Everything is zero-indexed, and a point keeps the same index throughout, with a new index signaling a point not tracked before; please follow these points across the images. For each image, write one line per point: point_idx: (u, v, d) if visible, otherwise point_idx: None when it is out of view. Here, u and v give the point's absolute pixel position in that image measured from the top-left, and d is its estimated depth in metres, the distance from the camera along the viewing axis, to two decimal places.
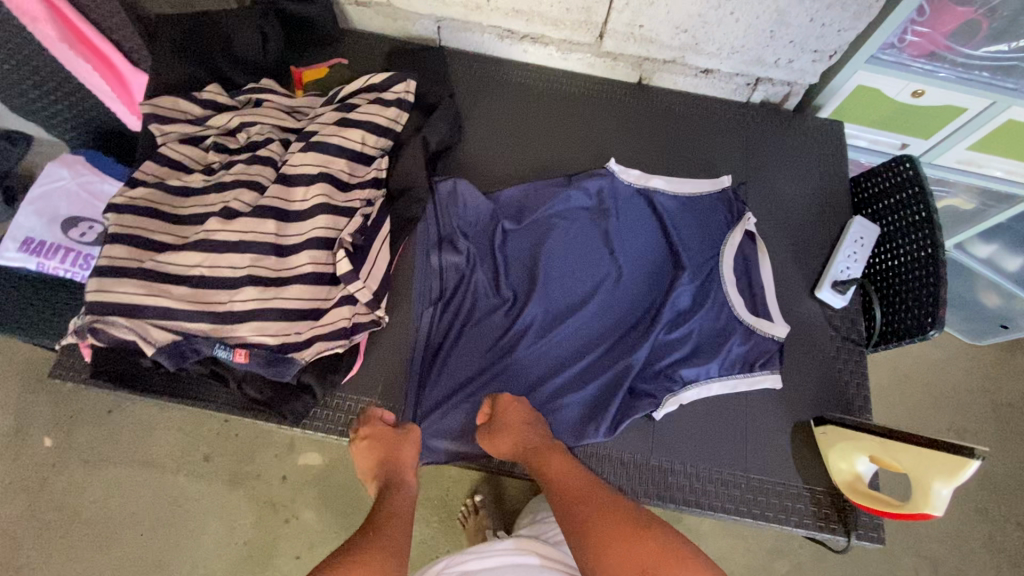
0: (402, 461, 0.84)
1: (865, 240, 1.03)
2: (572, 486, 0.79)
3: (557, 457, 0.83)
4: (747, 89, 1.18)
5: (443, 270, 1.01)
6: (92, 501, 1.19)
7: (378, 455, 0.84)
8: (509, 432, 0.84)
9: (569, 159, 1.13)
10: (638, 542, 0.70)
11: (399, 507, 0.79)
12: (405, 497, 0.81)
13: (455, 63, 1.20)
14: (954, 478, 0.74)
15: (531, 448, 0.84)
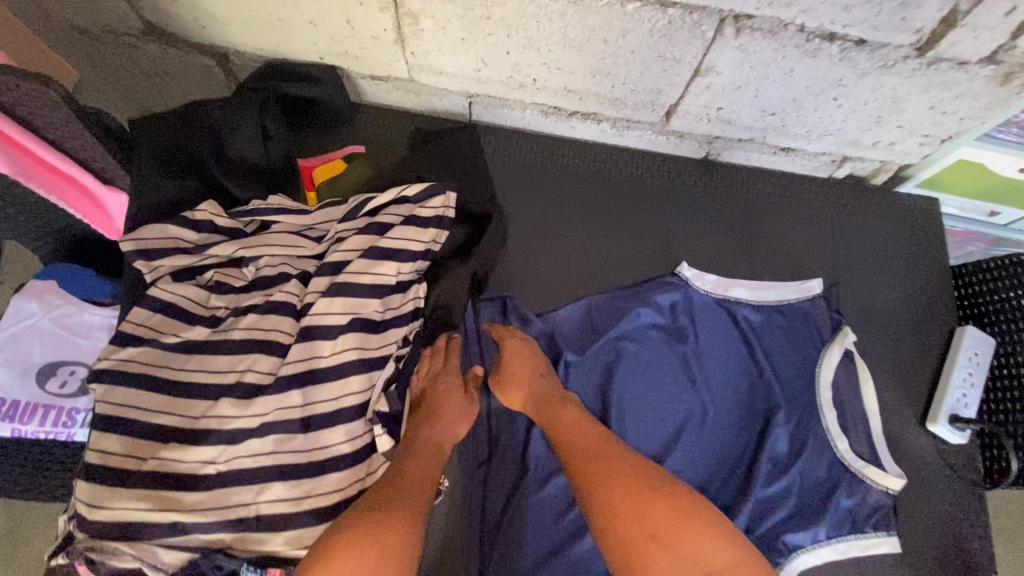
0: (453, 414, 0.81)
1: (981, 356, 0.91)
2: (576, 442, 0.72)
3: (559, 410, 0.78)
4: (832, 166, 1.01)
5: (496, 414, 0.88)
6: None
7: (436, 400, 0.82)
8: (517, 380, 0.83)
9: (633, 264, 0.97)
10: (644, 500, 0.62)
11: (427, 451, 0.75)
12: (437, 444, 0.77)
13: (491, 145, 1.02)
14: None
15: (542, 398, 0.81)
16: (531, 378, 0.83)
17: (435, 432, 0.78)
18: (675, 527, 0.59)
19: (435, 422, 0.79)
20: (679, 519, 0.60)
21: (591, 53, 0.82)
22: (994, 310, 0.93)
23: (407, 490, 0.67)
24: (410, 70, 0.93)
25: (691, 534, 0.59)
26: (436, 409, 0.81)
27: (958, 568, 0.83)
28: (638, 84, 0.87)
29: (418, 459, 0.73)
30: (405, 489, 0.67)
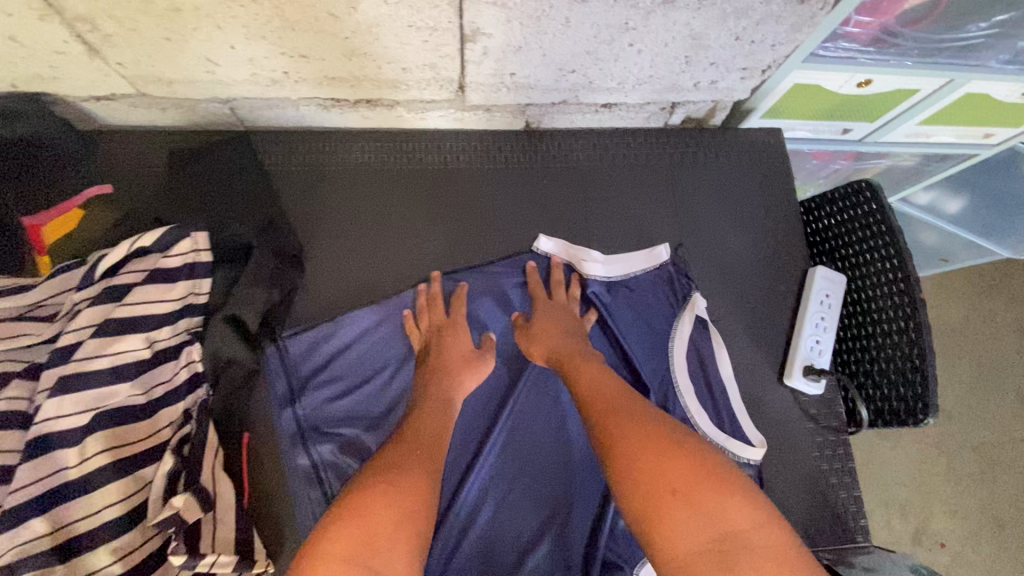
0: (463, 368, 0.77)
1: (833, 297, 0.85)
2: (597, 394, 0.66)
3: (584, 363, 0.71)
4: (663, 114, 0.91)
5: (329, 464, 0.74)
6: None
7: (448, 353, 0.77)
8: (541, 337, 0.78)
9: (461, 265, 0.86)
10: (669, 458, 0.53)
11: (434, 404, 0.73)
12: (448, 395, 0.74)
13: (274, 154, 0.86)
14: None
15: (563, 351, 0.75)
16: (558, 336, 0.77)
17: (447, 386, 0.75)
18: (695, 486, 0.50)
19: (446, 374, 0.75)
20: (702, 478, 0.50)
21: (332, 34, 0.67)
22: (843, 244, 0.88)
23: (419, 458, 0.64)
24: (134, 83, 0.75)
25: (713, 493, 0.49)
26: (446, 358, 0.76)
27: (831, 523, 0.80)
28: (407, 61, 0.72)
29: (429, 418, 0.71)
30: (420, 453, 0.64)
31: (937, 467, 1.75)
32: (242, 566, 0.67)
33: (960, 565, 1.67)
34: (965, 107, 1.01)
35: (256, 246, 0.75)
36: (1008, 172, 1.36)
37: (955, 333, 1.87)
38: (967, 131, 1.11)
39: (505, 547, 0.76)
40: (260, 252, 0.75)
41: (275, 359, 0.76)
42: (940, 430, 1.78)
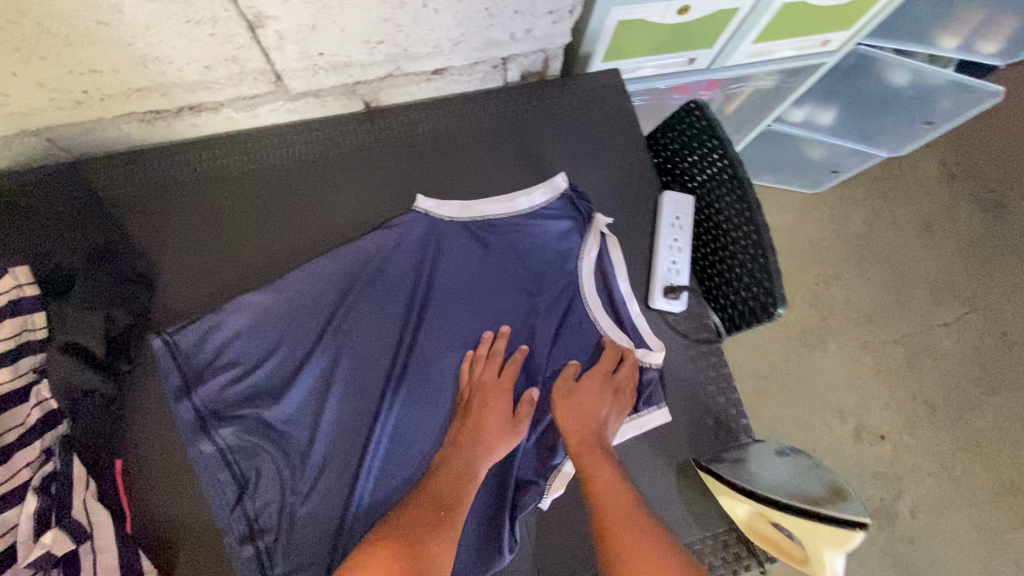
0: (497, 429, 0.77)
1: (683, 218, 0.89)
2: (605, 497, 0.67)
3: (605, 468, 0.71)
4: (497, 73, 0.93)
5: (234, 446, 0.75)
6: None
7: (483, 413, 0.78)
8: (580, 407, 0.77)
9: (316, 250, 0.85)
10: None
11: (456, 474, 0.73)
12: (471, 468, 0.74)
13: (110, 180, 0.84)
14: (842, 542, 0.68)
15: (592, 438, 0.74)
16: (580, 421, 0.76)
17: (473, 455, 0.75)
18: None
19: (480, 435, 0.76)
20: None
21: (114, 43, 0.66)
22: (688, 166, 0.92)
23: (442, 520, 0.66)
24: None
25: None
26: (484, 423, 0.77)
27: (715, 429, 0.83)
28: (206, 58, 0.72)
29: (449, 479, 0.72)
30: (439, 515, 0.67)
31: (865, 366, 1.85)
32: None
33: (901, 451, 1.79)
34: (789, 19, 1.06)
35: (82, 278, 0.72)
36: (864, 76, 1.43)
37: (860, 239, 1.98)
38: (805, 42, 1.17)
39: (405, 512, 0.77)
40: (87, 280, 0.73)
41: (166, 357, 0.76)
42: (861, 331, 1.89)
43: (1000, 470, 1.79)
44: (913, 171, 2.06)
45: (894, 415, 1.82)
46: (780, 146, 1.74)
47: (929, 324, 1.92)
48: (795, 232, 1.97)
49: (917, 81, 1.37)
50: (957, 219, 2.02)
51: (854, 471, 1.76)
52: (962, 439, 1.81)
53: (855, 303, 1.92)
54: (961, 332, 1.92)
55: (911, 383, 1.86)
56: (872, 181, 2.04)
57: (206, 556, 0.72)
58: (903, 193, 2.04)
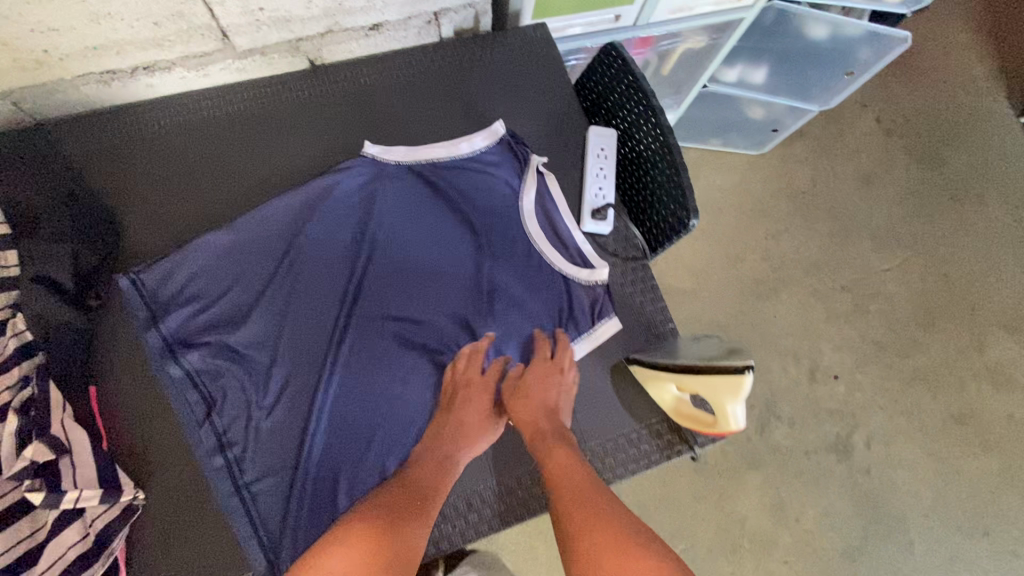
0: (478, 422, 0.83)
1: (607, 148, 0.98)
2: (570, 482, 0.75)
3: (559, 449, 0.79)
4: (431, 28, 1.02)
5: (200, 369, 0.81)
6: None
7: (463, 409, 0.83)
8: (526, 406, 0.83)
9: (270, 193, 0.92)
10: (625, 553, 0.65)
11: (434, 465, 0.79)
12: (449, 458, 0.80)
13: (72, 138, 0.90)
14: (740, 391, 0.77)
15: (544, 433, 0.81)
16: (541, 413, 0.82)
17: (450, 449, 0.81)
18: None
19: (457, 436, 0.82)
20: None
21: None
22: (610, 103, 1.01)
23: (415, 507, 0.73)
24: None
25: None
26: (466, 420, 0.83)
27: (645, 335, 0.92)
28: (155, 14, 0.79)
29: (427, 468, 0.79)
30: (413, 504, 0.74)
31: (815, 311, 1.96)
32: (109, 496, 0.73)
33: (854, 389, 1.89)
34: None
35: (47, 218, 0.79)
36: (784, 31, 1.54)
37: (805, 194, 2.09)
38: None
39: (364, 421, 0.83)
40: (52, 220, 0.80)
41: (134, 293, 0.82)
42: (811, 279, 2.00)
43: (946, 400, 1.90)
44: (852, 128, 2.18)
45: (845, 355, 1.93)
46: (721, 107, 1.85)
47: (873, 269, 2.03)
48: (743, 191, 2.07)
49: (836, 31, 1.48)
50: (895, 170, 2.15)
51: (811, 409, 1.86)
52: (910, 373, 1.92)
53: (804, 253, 2.03)
54: (904, 275, 2.03)
55: (860, 324, 1.96)
56: (813, 139, 2.16)
57: (178, 467, 0.78)
58: (842, 149, 2.16)
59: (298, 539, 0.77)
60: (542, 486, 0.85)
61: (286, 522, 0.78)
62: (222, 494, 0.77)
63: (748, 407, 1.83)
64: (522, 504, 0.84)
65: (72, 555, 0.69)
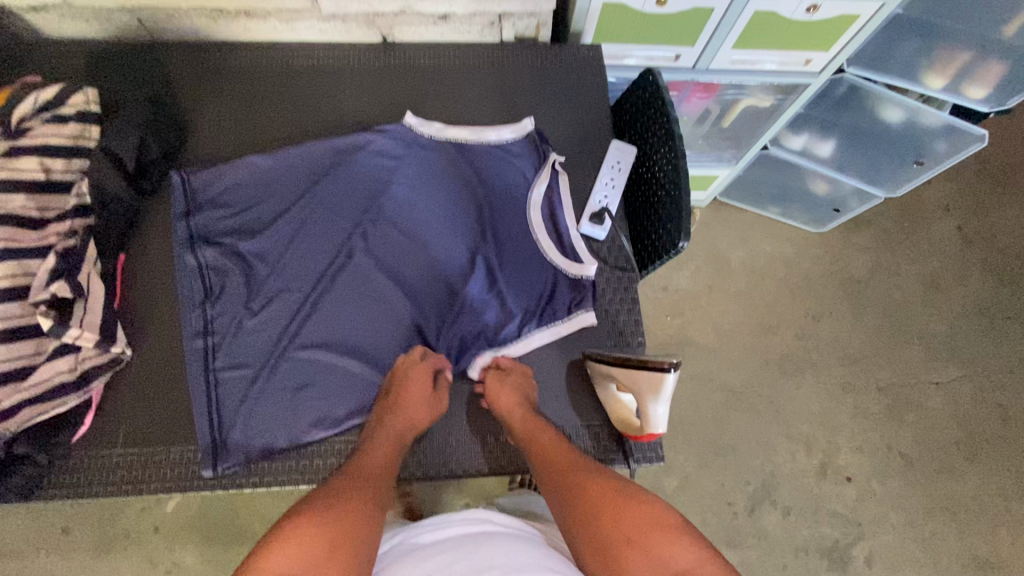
0: (421, 409, 0.85)
1: (623, 163, 1.03)
2: (555, 460, 0.78)
3: (542, 432, 0.83)
4: (493, 29, 1.12)
5: (211, 264, 0.92)
6: (74, 546, 1.53)
7: (407, 389, 0.86)
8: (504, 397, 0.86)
9: (315, 136, 1.04)
10: (618, 504, 0.69)
11: (384, 445, 0.81)
12: (395, 437, 0.83)
13: (173, 57, 1.06)
14: (660, 393, 0.82)
15: (522, 424, 0.84)
16: (520, 403, 0.85)
17: (394, 424, 0.84)
18: (650, 532, 0.65)
19: (399, 413, 0.84)
20: (653, 526, 0.66)
21: None
22: (639, 124, 1.05)
23: (372, 484, 0.75)
24: None
25: (662, 537, 0.64)
26: (407, 396, 0.85)
27: (611, 341, 0.95)
28: None
29: (377, 450, 0.80)
30: (370, 484, 0.75)
31: (842, 404, 1.83)
32: (101, 344, 0.83)
33: (866, 497, 1.74)
34: (764, 27, 1.20)
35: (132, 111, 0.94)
36: (857, 108, 1.53)
37: (860, 283, 1.97)
38: (786, 57, 1.29)
39: (330, 349, 0.90)
40: (135, 113, 0.95)
41: (180, 188, 0.95)
42: (845, 370, 1.87)
43: (971, 540, 1.71)
44: (929, 228, 2.04)
45: (864, 459, 1.78)
46: (783, 174, 1.82)
47: (919, 378, 1.87)
48: (791, 264, 1.99)
49: (912, 118, 1.45)
50: (967, 282, 1.99)
51: (810, 504, 1.72)
52: (936, 500, 1.74)
53: (844, 343, 1.90)
54: (953, 393, 1.86)
55: (889, 431, 1.81)
56: (881, 231, 2.03)
57: (167, 339, 0.89)
58: (914, 248, 2.02)
59: (245, 429, 0.84)
60: (469, 451, 0.90)
61: (240, 408, 0.85)
62: (193, 371, 0.86)
63: (742, 482, 1.73)
64: (446, 461, 0.89)
65: (58, 382, 0.80)
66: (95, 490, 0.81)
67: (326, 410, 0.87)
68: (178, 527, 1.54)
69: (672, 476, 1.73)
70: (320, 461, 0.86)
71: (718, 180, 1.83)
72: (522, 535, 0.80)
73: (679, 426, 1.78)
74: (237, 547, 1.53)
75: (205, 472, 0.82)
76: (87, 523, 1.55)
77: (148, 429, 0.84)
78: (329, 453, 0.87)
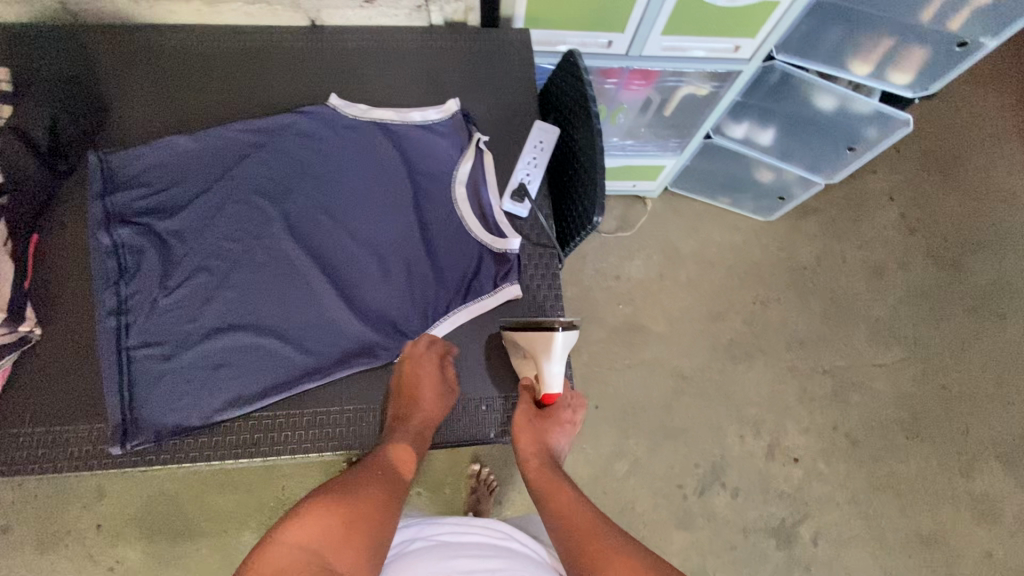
0: (435, 403, 0.88)
1: (545, 142, 1.04)
2: (577, 520, 0.79)
3: (563, 492, 0.84)
4: (421, 13, 1.14)
5: (127, 243, 0.91)
6: (12, 545, 1.49)
7: (423, 384, 0.86)
8: (532, 438, 0.88)
9: (239, 116, 1.04)
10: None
11: (406, 436, 0.85)
12: (414, 430, 0.85)
13: (94, 39, 1.06)
14: (552, 354, 0.87)
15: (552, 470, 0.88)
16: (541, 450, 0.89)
17: (413, 415, 0.86)
18: None
19: (418, 406, 0.86)
20: None
21: None
22: (563, 107, 1.07)
23: (392, 479, 0.80)
24: None
25: None
26: (421, 390, 0.86)
27: (533, 316, 0.96)
28: None
29: (398, 442, 0.83)
30: (386, 479, 0.80)
31: (789, 388, 1.87)
32: (9, 322, 0.82)
33: (813, 478, 1.77)
34: (690, 12, 1.23)
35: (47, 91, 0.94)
36: (792, 96, 1.57)
37: (807, 270, 2.02)
38: (713, 43, 1.33)
39: (249, 327, 0.89)
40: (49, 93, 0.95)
41: (97, 168, 0.94)
42: (792, 354, 1.91)
43: (914, 515, 1.76)
44: (873, 216, 2.10)
45: (811, 441, 1.81)
46: (728, 163, 1.86)
47: (863, 361, 1.92)
48: (741, 252, 2.03)
49: (843, 104, 1.49)
50: (910, 268, 2.05)
51: (759, 486, 1.75)
52: (880, 478, 1.79)
53: (792, 327, 1.95)
54: (896, 376, 1.91)
55: (835, 414, 1.85)
56: (827, 219, 2.09)
57: (79, 318, 0.88)
58: (859, 236, 2.07)
59: (158, 408, 0.84)
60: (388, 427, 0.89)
61: (154, 387, 0.85)
62: (104, 350, 0.85)
63: (693, 465, 1.76)
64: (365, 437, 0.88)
65: None
66: (0, 471, 0.80)
67: (242, 389, 0.86)
68: (121, 523, 1.52)
69: (624, 461, 1.75)
70: (236, 438, 0.86)
71: (666, 170, 1.87)
72: (535, 560, 0.91)
73: (631, 411, 1.80)
74: (183, 541, 1.51)
75: (113, 450, 0.81)
76: (27, 522, 1.51)
77: (58, 409, 0.83)
78: (246, 430, 0.86)
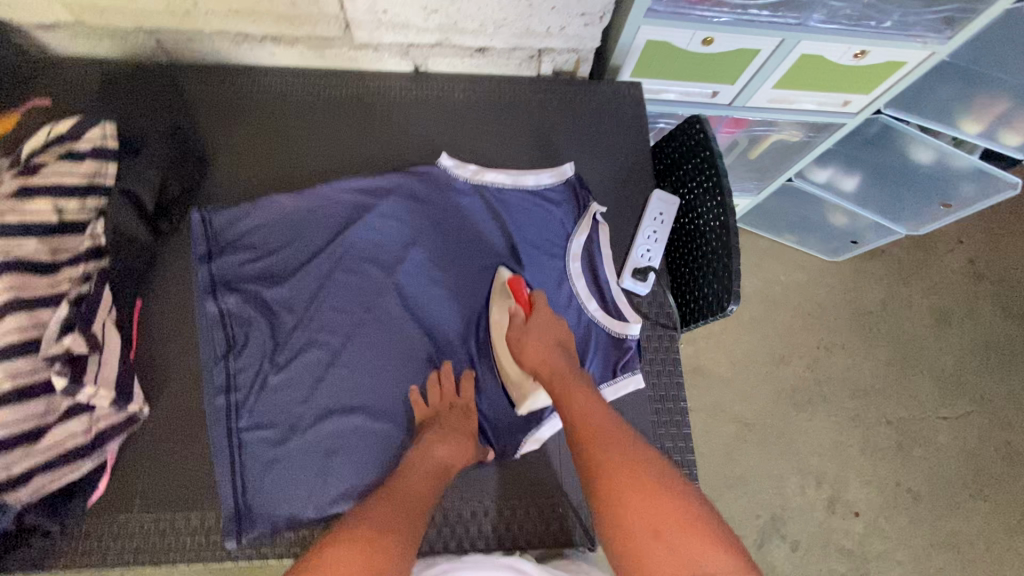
0: (462, 444, 0.80)
1: (666, 215, 1.00)
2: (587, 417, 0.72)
3: (579, 390, 0.76)
4: (532, 62, 1.07)
5: (233, 312, 0.87)
6: None
7: (446, 422, 0.81)
8: (535, 349, 0.81)
9: (342, 172, 0.98)
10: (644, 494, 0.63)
11: (426, 471, 0.77)
12: (437, 463, 0.78)
13: (194, 80, 1.00)
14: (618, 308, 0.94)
15: (562, 376, 0.78)
16: (549, 353, 0.80)
17: (438, 450, 0.78)
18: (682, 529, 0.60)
19: (443, 441, 0.79)
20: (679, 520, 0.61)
21: None
22: (683, 173, 1.01)
23: (411, 512, 0.71)
24: (72, 11, 0.92)
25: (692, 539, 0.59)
26: (444, 425, 0.81)
27: (652, 403, 0.91)
28: None
29: (416, 476, 0.76)
30: (403, 511, 0.70)
31: (851, 439, 1.82)
32: (118, 403, 0.78)
33: (873, 533, 1.74)
34: (809, 69, 1.16)
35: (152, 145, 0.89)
36: (886, 146, 1.51)
37: (873, 315, 1.96)
38: (827, 98, 1.26)
39: (360, 409, 0.85)
40: (153, 147, 0.89)
41: (200, 228, 0.89)
42: (856, 403, 1.86)
43: None
44: (942, 260, 2.03)
45: (873, 495, 1.78)
46: (803, 205, 1.80)
47: (928, 413, 1.87)
48: (806, 293, 1.97)
49: (941, 159, 1.42)
50: (979, 317, 1.98)
51: (819, 539, 1.72)
52: (942, 535, 1.75)
53: (857, 375, 1.90)
54: (962, 429, 1.86)
55: (898, 467, 1.81)
56: (895, 261, 2.03)
57: (187, 394, 0.84)
58: (927, 280, 2.01)
59: (272, 497, 0.80)
60: (504, 524, 0.84)
61: (267, 473, 0.81)
62: (215, 432, 0.81)
63: (753, 516, 1.73)
64: (481, 534, 0.83)
65: (72, 446, 0.74)
66: (111, 560, 0.77)
67: (356, 479, 0.82)
68: None
69: None
70: None
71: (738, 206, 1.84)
72: None
73: None
74: None
75: (228, 543, 0.77)
76: None
77: (169, 494, 0.80)
78: None
